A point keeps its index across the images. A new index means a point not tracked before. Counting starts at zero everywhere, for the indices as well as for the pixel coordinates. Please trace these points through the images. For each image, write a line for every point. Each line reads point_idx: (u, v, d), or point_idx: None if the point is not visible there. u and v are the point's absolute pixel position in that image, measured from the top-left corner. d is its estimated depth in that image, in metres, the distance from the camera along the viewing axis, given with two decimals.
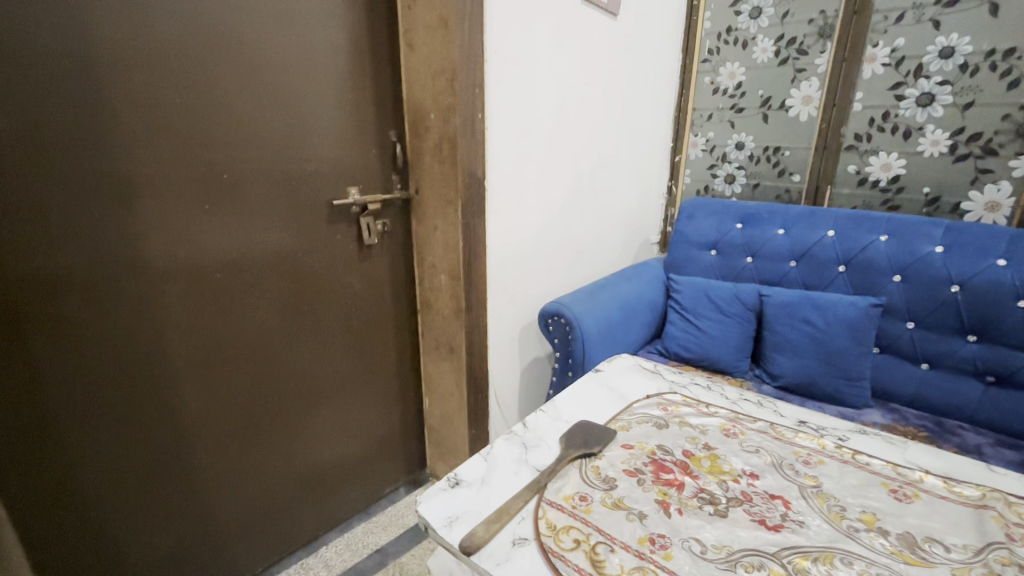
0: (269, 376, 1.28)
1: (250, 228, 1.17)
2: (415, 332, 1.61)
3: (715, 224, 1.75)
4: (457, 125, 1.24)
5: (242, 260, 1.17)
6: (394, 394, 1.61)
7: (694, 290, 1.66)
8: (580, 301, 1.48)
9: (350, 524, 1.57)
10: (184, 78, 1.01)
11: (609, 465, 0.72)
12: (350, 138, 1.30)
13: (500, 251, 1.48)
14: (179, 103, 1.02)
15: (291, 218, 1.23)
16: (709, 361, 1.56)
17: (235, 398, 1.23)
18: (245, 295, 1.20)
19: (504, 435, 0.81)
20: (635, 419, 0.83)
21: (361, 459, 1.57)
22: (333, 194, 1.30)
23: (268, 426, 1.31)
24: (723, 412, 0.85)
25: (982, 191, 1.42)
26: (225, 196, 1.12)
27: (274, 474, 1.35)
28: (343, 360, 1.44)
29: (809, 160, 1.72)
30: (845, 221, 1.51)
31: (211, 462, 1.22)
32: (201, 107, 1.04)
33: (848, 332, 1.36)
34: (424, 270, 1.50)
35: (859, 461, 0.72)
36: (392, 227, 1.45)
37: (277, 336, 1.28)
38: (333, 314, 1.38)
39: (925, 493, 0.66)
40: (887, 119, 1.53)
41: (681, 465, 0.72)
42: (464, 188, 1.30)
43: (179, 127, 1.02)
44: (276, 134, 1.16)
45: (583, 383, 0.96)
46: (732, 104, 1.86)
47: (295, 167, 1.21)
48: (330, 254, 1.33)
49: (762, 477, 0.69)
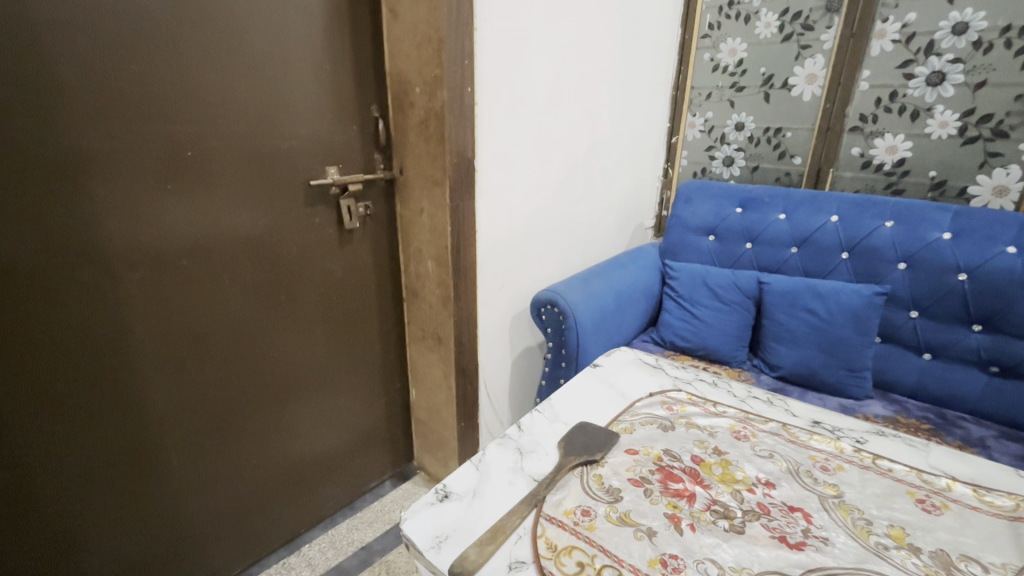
0: (244, 370, 1.20)
1: (218, 209, 1.07)
2: (401, 321, 1.53)
3: (714, 208, 1.69)
4: (444, 99, 1.15)
5: (210, 246, 1.08)
6: (378, 386, 1.53)
7: (691, 278, 1.60)
8: (574, 288, 1.41)
9: (334, 520, 1.51)
10: (139, 41, 0.90)
11: (613, 475, 0.66)
12: (329, 113, 1.19)
13: (491, 236, 1.40)
14: (134, 69, 0.91)
15: (264, 200, 1.14)
16: (706, 351, 1.51)
17: (206, 394, 1.15)
18: (215, 283, 1.10)
19: (497, 440, 0.74)
20: (638, 421, 0.77)
21: (344, 454, 1.50)
22: (310, 174, 1.20)
23: (243, 423, 1.23)
24: (732, 412, 0.79)
25: (990, 175, 1.37)
26: (190, 175, 1.02)
27: (251, 472, 1.28)
28: (323, 352, 1.36)
29: (811, 141, 1.65)
30: (849, 206, 1.45)
31: (181, 462, 1.14)
32: (159, 74, 0.94)
33: (851, 322, 1.31)
34: (410, 256, 1.42)
35: (881, 467, 0.67)
36: (376, 210, 1.36)
37: (251, 327, 1.19)
38: (312, 303, 1.29)
39: (954, 503, 0.61)
40: (894, 99, 1.47)
41: (691, 473, 0.66)
42: (452, 169, 1.21)
43: (135, 96, 0.92)
44: (246, 106, 1.06)
45: (582, 379, 0.90)
46: (732, 83, 1.78)
47: (268, 144, 1.11)
48: (308, 238, 1.24)
49: (778, 486, 0.63)
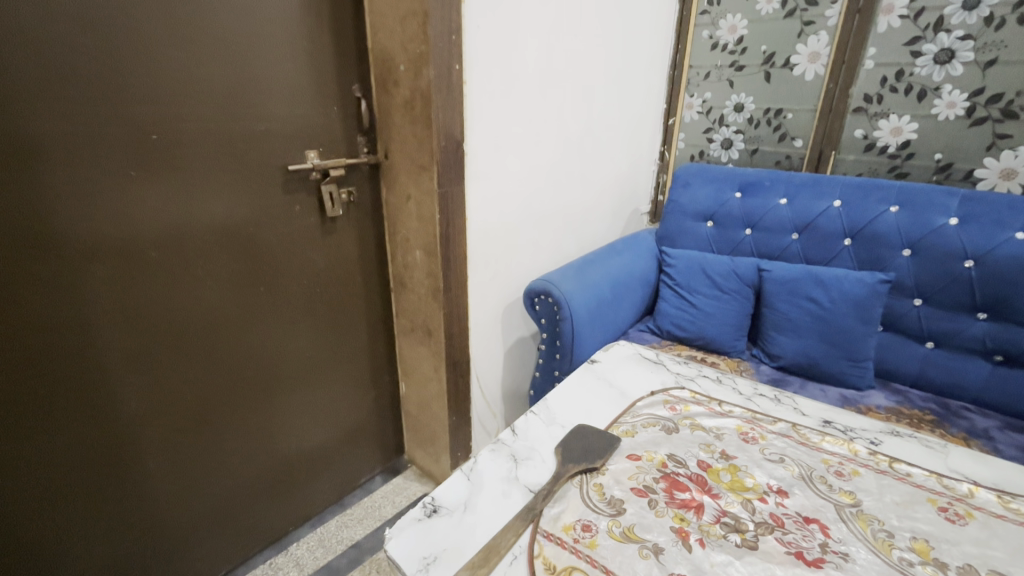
0: (223, 367, 1.14)
1: (189, 197, 1.00)
2: (389, 312, 1.47)
3: (712, 193, 1.63)
4: (430, 78, 1.07)
5: (181, 236, 1.01)
6: (366, 380, 1.48)
7: (689, 265, 1.55)
8: (568, 278, 1.36)
9: (323, 518, 1.47)
10: (93, 12, 0.82)
11: (614, 484, 0.61)
12: (307, 93, 1.12)
13: (481, 223, 1.34)
14: (87, 43, 0.82)
15: (240, 187, 1.07)
16: (705, 341, 1.47)
17: (183, 393, 1.09)
18: (188, 276, 1.04)
19: (490, 445, 0.69)
20: (639, 423, 0.72)
21: (332, 450, 1.45)
22: (288, 158, 1.12)
23: (223, 422, 1.17)
24: (739, 411, 0.75)
25: (998, 158, 1.33)
26: (157, 160, 0.94)
27: (234, 472, 1.23)
28: (307, 346, 1.30)
29: (814, 123, 1.60)
30: (852, 190, 1.40)
31: (158, 465, 1.08)
32: (117, 49, 0.85)
33: (854, 310, 1.28)
34: (397, 245, 1.35)
35: (899, 472, 0.63)
36: (360, 197, 1.29)
37: (230, 321, 1.13)
38: (294, 296, 1.23)
39: (978, 511, 0.57)
40: (900, 78, 1.42)
41: (698, 481, 0.62)
42: (440, 153, 1.14)
43: (90, 73, 0.83)
44: (216, 85, 0.98)
45: (578, 377, 0.85)
46: (732, 62, 1.71)
47: (242, 126, 1.04)
48: (288, 227, 1.17)
49: (791, 494, 0.59)
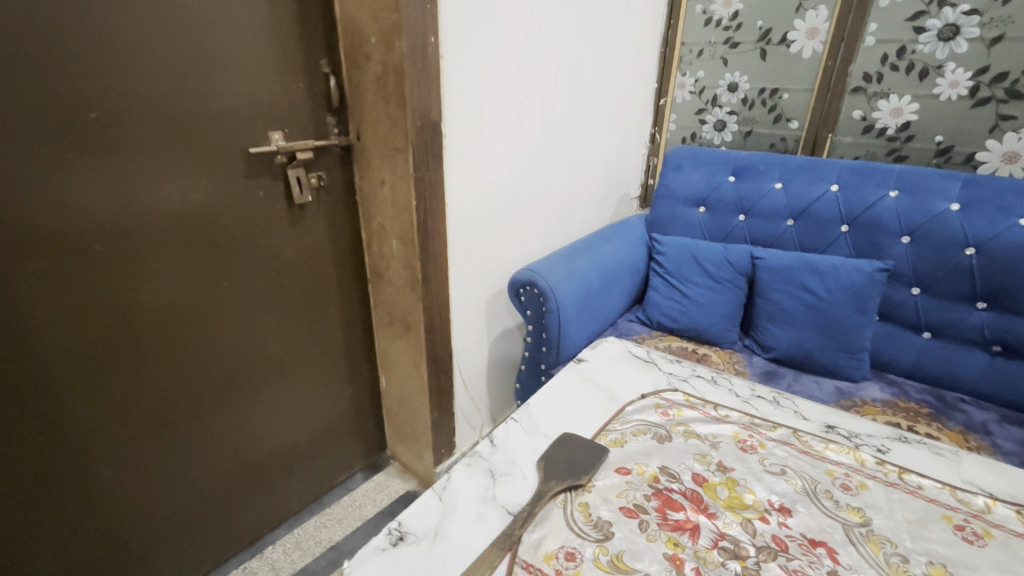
0: (184, 367, 1.06)
1: (136, 183, 0.90)
2: (366, 304, 1.39)
3: (705, 177, 1.56)
4: (404, 52, 0.98)
5: (129, 226, 0.91)
6: (343, 375, 1.41)
7: (680, 253, 1.49)
8: (555, 267, 1.29)
9: (300, 518, 1.40)
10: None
11: (601, 503, 0.55)
12: (269, 68, 1.02)
13: (462, 210, 1.26)
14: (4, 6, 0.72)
15: (196, 172, 0.97)
16: (696, 331, 1.41)
17: (139, 396, 1.00)
18: (139, 270, 0.95)
19: (464, 459, 0.63)
20: (629, 431, 0.67)
21: (308, 449, 1.38)
22: (249, 140, 1.03)
23: (187, 424, 1.10)
24: (736, 417, 0.70)
25: (1001, 140, 1.27)
26: (96, 141, 0.84)
27: (201, 476, 1.16)
28: (277, 342, 1.22)
29: (810, 104, 1.53)
30: (850, 174, 1.35)
31: (115, 472, 1.01)
32: (42, 14, 0.75)
33: (850, 300, 1.23)
34: (372, 233, 1.27)
35: (910, 484, 0.58)
36: (331, 181, 1.20)
37: (189, 318, 1.04)
38: (260, 289, 1.14)
39: (997, 530, 0.52)
40: (902, 56, 1.35)
41: (692, 498, 0.56)
42: (416, 134, 1.06)
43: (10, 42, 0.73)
44: (163, 57, 0.88)
45: (564, 379, 0.79)
46: (726, 39, 1.63)
47: (195, 104, 0.94)
48: (252, 215, 1.08)
49: (795, 513, 0.54)
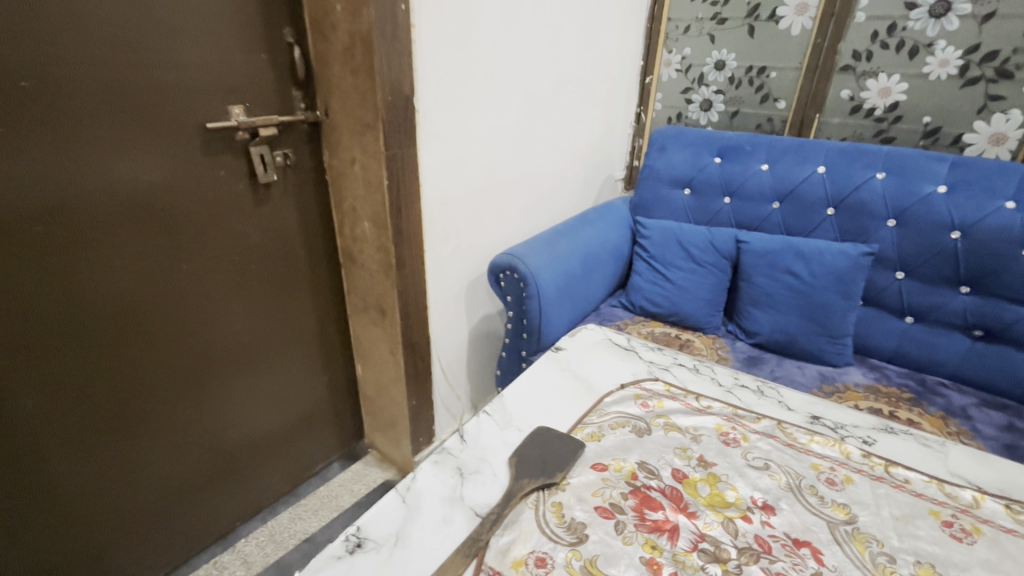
0: (143, 356, 1.00)
1: (79, 160, 0.83)
2: (339, 289, 1.34)
3: (690, 158, 1.52)
4: (371, 19, 0.91)
5: (73, 207, 0.84)
6: (316, 364, 1.36)
7: (664, 236, 1.45)
8: (536, 251, 1.24)
9: (274, 510, 1.36)
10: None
11: (576, 503, 0.52)
12: (225, 36, 0.94)
13: (439, 191, 1.20)
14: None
15: (147, 148, 0.90)
16: (679, 316, 1.39)
17: (94, 386, 0.94)
18: (87, 254, 0.88)
19: (432, 456, 0.59)
20: (606, 424, 0.63)
21: (281, 440, 1.33)
22: (206, 115, 0.95)
23: (148, 416, 1.04)
24: (719, 408, 0.67)
25: (988, 121, 1.25)
26: (29, 112, 0.77)
27: (166, 469, 1.10)
28: (245, 330, 1.16)
29: (798, 83, 1.49)
30: (837, 156, 1.31)
31: (69, 467, 0.95)
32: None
33: (835, 284, 1.21)
34: (344, 215, 1.21)
35: (897, 478, 0.56)
36: (298, 160, 1.13)
37: (147, 305, 0.98)
38: (224, 275, 1.08)
39: (986, 525, 0.50)
40: (892, 33, 1.31)
41: (672, 496, 0.53)
42: (386, 109, 1.00)
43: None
44: (103, 20, 0.80)
45: (540, 369, 0.75)
46: (714, 14, 1.57)
47: (142, 74, 0.86)
48: (212, 196, 1.01)
49: (778, 511, 0.51)
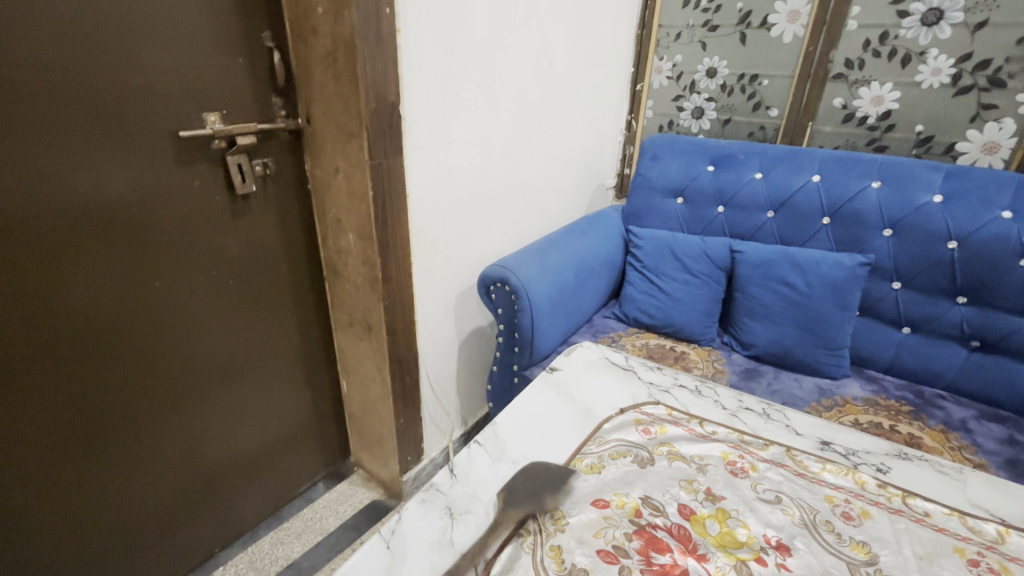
0: (112, 377, 0.93)
1: (39, 170, 0.77)
2: (323, 303, 1.28)
3: (683, 166, 1.50)
4: (354, 23, 0.87)
5: (31, 220, 0.78)
6: (300, 381, 1.30)
7: (658, 246, 1.43)
8: (527, 262, 1.20)
9: (255, 535, 1.29)
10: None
11: (576, 546, 0.48)
12: (200, 40, 0.89)
13: (426, 202, 1.16)
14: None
15: (114, 158, 0.84)
16: (673, 328, 1.36)
17: (58, 408, 0.88)
18: (50, 269, 0.82)
19: (419, 495, 0.55)
20: (607, 454, 0.59)
21: (263, 461, 1.27)
22: (180, 122, 0.90)
23: (118, 440, 0.97)
24: (724, 434, 0.63)
25: (981, 130, 1.25)
26: None
27: (140, 494, 1.03)
28: (223, 346, 1.10)
29: (790, 90, 1.48)
30: (832, 164, 1.30)
31: (29, 498, 0.88)
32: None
33: (832, 295, 1.19)
34: (328, 226, 1.16)
35: (917, 511, 0.52)
36: (279, 170, 1.08)
37: (115, 324, 0.92)
38: (200, 290, 1.02)
39: (1014, 563, 0.47)
40: (884, 42, 1.30)
41: (679, 536, 0.49)
42: (371, 117, 0.95)
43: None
44: (62, 19, 0.74)
45: (535, 393, 0.71)
46: (705, 21, 1.56)
47: (107, 78, 0.81)
48: (185, 208, 0.95)
49: (794, 551, 0.48)
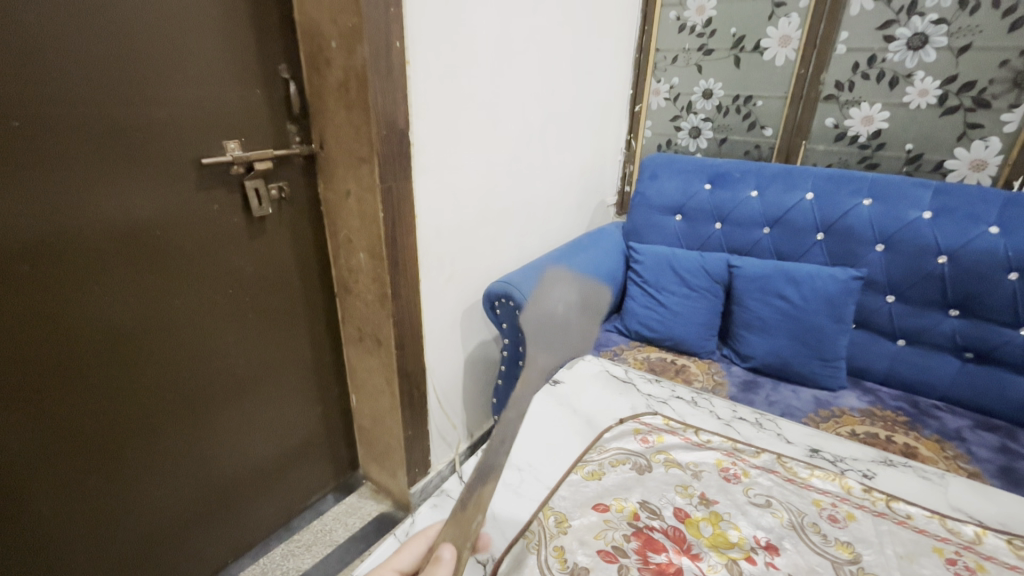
0: (134, 391, 0.98)
1: (74, 197, 0.83)
2: (334, 319, 1.33)
3: (681, 184, 1.55)
4: (366, 56, 0.93)
5: (64, 244, 0.83)
6: (311, 395, 1.34)
7: (657, 262, 1.47)
8: (531, 279, 1.25)
9: (266, 546, 1.32)
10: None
11: (578, 547, 0.51)
12: (221, 74, 0.95)
13: (433, 221, 1.21)
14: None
15: (142, 185, 0.90)
16: (673, 341, 1.39)
17: (82, 421, 0.92)
18: (80, 289, 0.87)
19: (431, 500, 0.62)
20: (607, 462, 0.63)
21: (274, 473, 1.30)
22: (202, 150, 0.96)
23: (139, 452, 1.01)
24: (718, 442, 0.67)
25: (969, 148, 1.29)
26: (21, 152, 0.76)
27: (159, 505, 1.07)
28: (239, 362, 1.14)
29: (784, 111, 1.53)
30: (825, 182, 1.34)
31: (54, 508, 0.92)
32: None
33: (827, 309, 1.22)
34: (339, 245, 1.21)
35: (899, 514, 0.56)
36: (293, 192, 1.13)
37: (139, 340, 0.96)
38: (218, 307, 1.07)
39: (989, 562, 0.50)
40: (872, 64, 1.36)
41: (675, 538, 0.52)
42: (381, 143, 1.01)
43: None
44: (97, 58, 0.80)
45: (539, 404, 0.76)
46: (700, 45, 1.62)
47: (136, 110, 0.86)
48: (205, 230, 1.00)
49: (782, 551, 0.51)
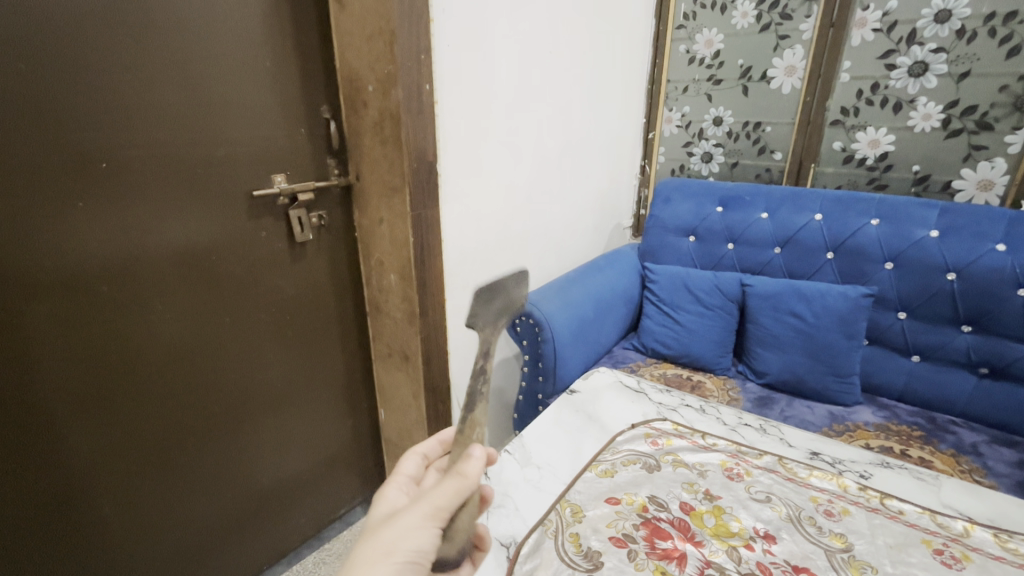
0: (189, 401, 1.07)
1: (144, 227, 0.94)
2: (365, 337, 1.42)
3: (693, 208, 1.62)
4: (399, 98, 1.03)
5: (134, 269, 0.94)
6: (343, 410, 1.42)
7: (672, 281, 1.53)
8: (550, 298, 1.32)
9: (300, 553, 1.39)
10: (11, 24, 0.74)
11: (591, 534, 0.57)
12: (272, 117, 1.06)
13: (458, 245, 1.30)
14: (6, 60, 0.75)
15: (201, 214, 1.01)
16: (689, 358, 1.44)
17: (141, 429, 1.01)
18: (145, 309, 0.97)
19: None
20: (619, 460, 0.69)
21: (308, 483, 1.38)
22: (253, 184, 1.07)
23: (189, 459, 1.10)
24: (723, 445, 0.73)
25: (975, 169, 1.33)
26: (102, 189, 0.87)
27: (204, 509, 1.16)
28: (279, 376, 1.23)
29: (792, 136, 1.59)
30: (832, 203, 1.39)
31: (114, 510, 1.01)
32: (42, 67, 0.78)
33: (838, 326, 1.25)
34: (371, 268, 1.31)
35: (891, 510, 0.62)
36: (331, 220, 1.24)
37: (195, 355, 1.06)
38: (262, 326, 1.17)
39: (975, 553, 0.55)
40: (876, 91, 1.42)
41: (680, 527, 0.58)
42: (411, 174, 1.10)
43: (10, 95, 0.76)
44: (167, 107, 0.92)
45: (559, 413, 0.85)
46: (710, 76, 1.71)
47: (200, 151, 0.98)
48: (253, 256, 1.11)
49: (779, 540, 0.56)
